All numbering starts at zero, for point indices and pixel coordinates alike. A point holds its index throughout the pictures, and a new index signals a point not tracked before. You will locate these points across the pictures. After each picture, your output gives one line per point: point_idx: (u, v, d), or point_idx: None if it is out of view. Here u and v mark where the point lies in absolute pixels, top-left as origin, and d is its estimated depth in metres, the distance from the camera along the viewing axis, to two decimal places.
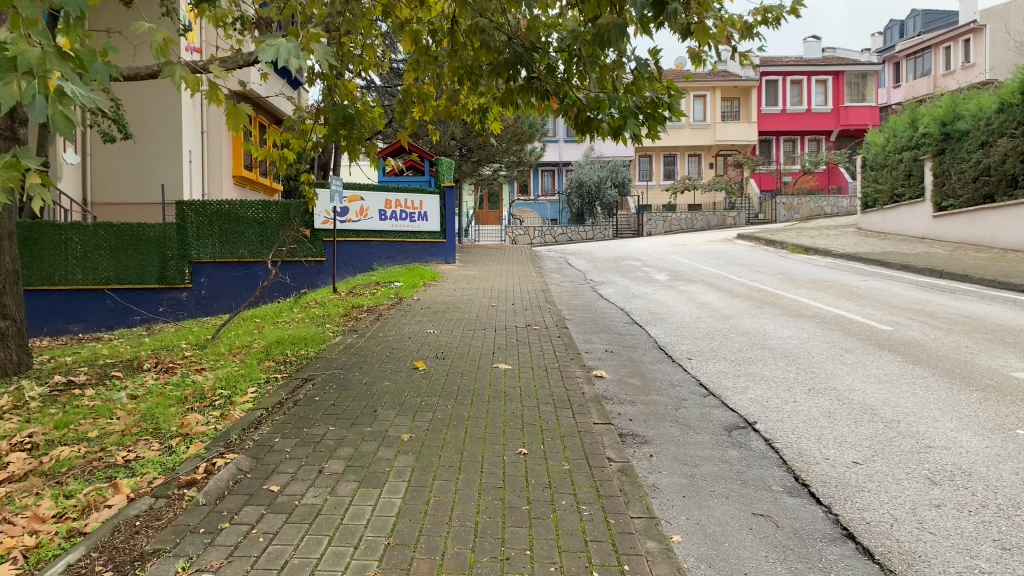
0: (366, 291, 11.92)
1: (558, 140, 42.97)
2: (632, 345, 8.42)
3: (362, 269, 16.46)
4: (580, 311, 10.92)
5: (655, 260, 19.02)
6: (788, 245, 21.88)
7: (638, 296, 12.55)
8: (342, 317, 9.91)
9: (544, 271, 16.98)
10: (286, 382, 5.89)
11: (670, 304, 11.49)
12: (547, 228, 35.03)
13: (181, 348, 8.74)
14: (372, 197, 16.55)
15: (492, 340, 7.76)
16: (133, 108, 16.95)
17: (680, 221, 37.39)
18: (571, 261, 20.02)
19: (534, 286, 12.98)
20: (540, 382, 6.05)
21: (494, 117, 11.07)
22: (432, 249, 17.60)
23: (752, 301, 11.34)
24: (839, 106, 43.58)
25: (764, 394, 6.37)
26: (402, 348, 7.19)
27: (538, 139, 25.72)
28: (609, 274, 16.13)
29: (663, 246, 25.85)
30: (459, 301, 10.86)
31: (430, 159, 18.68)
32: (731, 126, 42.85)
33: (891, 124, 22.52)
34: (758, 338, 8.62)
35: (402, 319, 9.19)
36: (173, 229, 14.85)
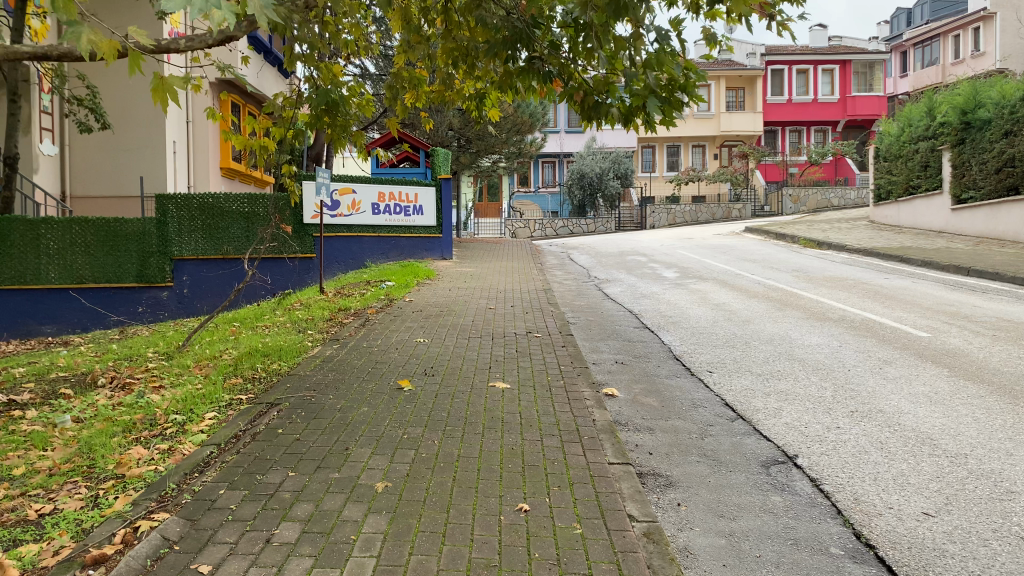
0: (356, 291, 11.12)
1: (559, 131, 42.05)
2: (645, 355, 7.59)
3: (355, 266, 15.66)
4: (585, 314, 10.08)
5: (662, 254, 18.20)
6: (800, 239, 21.02)
7: (648, 296, 11.72)
8: (326, 321, 9.07)
9: (546, 268, 16.13)
10: (248, 409, 5.06)
11: (682, 306, 10.65)
12: (548, 221, 34.22)
13: (146, 358, 7.91)
14: (364, 190, 15.70)
15: (489, 352, 6.91)
16: (114, 97, 16.12)
17: (684, 214, 36.53)
18: (574, 256, 19.18)
19: (536, 286, 12.15)
20: (543, 406, 5.21)
21: (492, 104, 10.25)
22: (429, 244, 16.82)
23: (771, 303, 10.50)
24: (846, 96, 42.62)
25: (801, 419, 5.53)
26: (387, 362, 6.37)
27: (539, 130, 24.84)
28: (614, 271, 15.28)
29: (669, 239, 25.03)
30: (455, 303, 10.03)
31: (426, 150, 17.82)
32: (736, 117, 41.94)
33: (906, 113, 21.61)
34: (785, 347, 7.78)
35: (392, 325, 8.34)
36: (154, 224, 14.01)
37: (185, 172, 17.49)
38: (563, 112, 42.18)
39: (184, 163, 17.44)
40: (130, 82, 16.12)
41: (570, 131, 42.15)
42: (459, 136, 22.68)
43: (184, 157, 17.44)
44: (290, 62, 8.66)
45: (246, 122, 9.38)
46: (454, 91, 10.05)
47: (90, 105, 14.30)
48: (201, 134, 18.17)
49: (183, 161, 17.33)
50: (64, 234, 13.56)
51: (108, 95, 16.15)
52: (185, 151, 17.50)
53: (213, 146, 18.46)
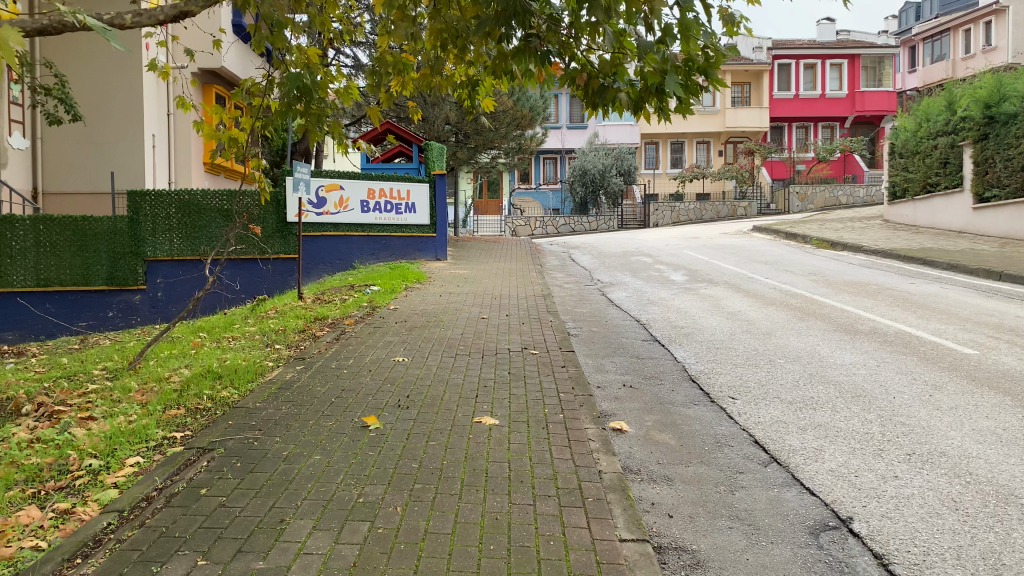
0: (336, 297, 10.20)
1: (560, 127, 41.11)
2: (657, 375, 6.67)
3: (343, 267, 14.79)
4: (588, 323, 9.16)
5: (668, 255, 17.26)
6: (812, 238, 20.08)
7: (655, 303, 10.79)
8: (299, 333, 8.12)
9: (546, 269, 15.21)
10: (174, 457, 4.12)
11: (694, 314, 9.72)
12: (549, 219, 33.35)
13: (90, 377, 6.99)
14: (353, 186, 14.81)
15: (477, 375, 5.94)
16: (88, 85, 15.08)
17: (688, 211, 35.62)
18: (577, 256, 18.26)
19: (534, 291, 11.22)
20: (537, 452, 4.25)
21: (486, 93, 9.32)
22: (421, 244, 15.76)
23: (790, 312, 9.57)
24: (854, 91, 41.61)
25: (848, 466, 4.58)
26: (356, 390, 5.41)
27: (538, 124, 23.89)
28: (619, 273, 14.35)
29: (674, 238, 24.09)
30: (443, 311, 9.10)
31: (419, 144, 16.90)
32: (742, 112, 40.69)
33: (923, 107, 20.60)
34: (814, 367, 6.85)
35: (369, 339, 7.38)
36: (125, 222, 13.05)
37: (165, 165, 16.50)
38: (565, 107, 41.22)
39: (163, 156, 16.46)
40: (105, 70, 15.09)
41: (572, 127, 41.23)
42: (456, 130, 21.83)
43: (163, 149, 16.46)
44: (257, 42, 7.67)
45: (212, 111, 8.42)
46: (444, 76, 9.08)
47: (60, 96, 13.24)
48: (182, 124, 17.15)
49: (162, 153, 16.35)
50: (28, 234, 12.57)
51: (81, 83, 15.10)
52: (164, 143, 16.52)
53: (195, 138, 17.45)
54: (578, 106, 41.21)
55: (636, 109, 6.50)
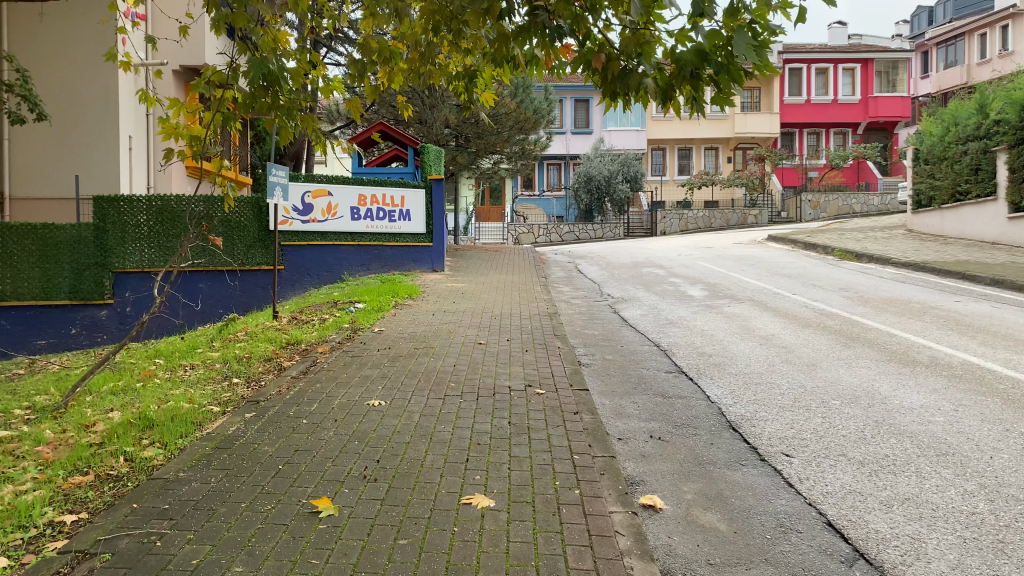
0: (315, 316, 9.06)
1: (565, 132, 40.01)
2: (690, 424, 5.49)
3: (331, 279, 13.64)
4: (601, 349, 7.99)
5: (682, 266, 16.12)
6: (834, 248, 18.91)
7: (675, 323, 9.62)
8: (265, 364, 6.94)
9: (550, 282, 14.07)
10: (37, 568, 2.94)
11: (720, 338, 8.54)
12: (553, 226, 32.23)
13: (4, 421, 5.77)
14: (342, 192, 13.71)
15: (471, 428, 4.74)
16: (56, 81, 13.88)
17: (697, 219, 34.54)
18: (584, 267, 17.10)
19: (540, 309, 10.03)
20: (546, 559, 3.07)
21: (485, 85, 8.17)
22: (416, 253, 14.53)
23: (831, 338, 8.40)
24: (867, 97, 40.49)
25: (967, 570, 3.39)
26: (313, 454, 4.21)
27: (543, 127, 22.78)
28: (631, 287, 13.18)
29: (686, 247, 22.94)
30: (435, 334, 7.94)
31: (415, 146, 15.76)
32: (752, 118, 39.56)
33: (951, 110, 19.43)
34: (879, 412, 5.66)
35: (343, 372, 6.17)
36: (90, 230, 11.97)
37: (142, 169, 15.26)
38: (569, 112, 40.10)
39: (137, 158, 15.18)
40: (75, 65, 13.91)
41: (577, 132, 40.08)
42: (456, 134, 20.74)
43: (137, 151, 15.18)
44: (215, 21, 6.49)
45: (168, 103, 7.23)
46: (437, 68, 7.93)
47: (23, 92, 12.03)
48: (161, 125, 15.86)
49: (137, 156, 15.13)
50: None
51: (49, 79, 13.91)
52: (141, 145, 15.28)
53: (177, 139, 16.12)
54: (583, 111, 40.08)
55: (664, 100, 5.29)
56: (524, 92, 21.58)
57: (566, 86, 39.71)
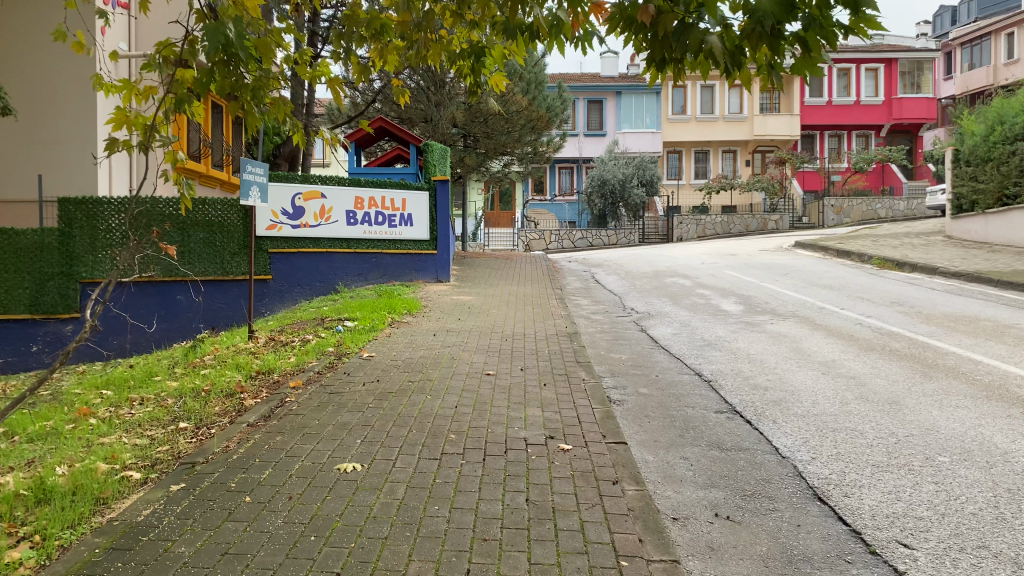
0: (295, 337, 7.78)
1: (577, 134, 38.80)
2: (762, 493, 4.18)
3: (324, 290, 12.40)
4: (632, 379, 6.69)
5: (709, 276, 14.83)
6: (871, 255, 17.60)
7: (714, 345, 8.34)
8: (223, 403, 5.67)
9: (567, 294, 12.80)
10: None
11: (772, 366, 7.23)
12: (565, 232, 31.06)
13: None
14: (337, 194, 12.47)
15: (475, 513, 3.43)
16: (26, 73, 12.63)
17: (714, 225, 33.39)
18: (603, 277, 15.83)
19: (557, 328, 8.76)
20: None
21: (494, 64, 6.92)
22: (419, 262, 13.20)
23: (905, 367, 7.06)
24: (891, 98, 39.09)
25: None
26: (246, 563, 2.91)
27: (556, 127, 21.57)
28: (655, 300, 11.91)
29: (708, 254, 21.66)
30: (435, 361, 6.65)
31: (418, 145, 14.51)
32: (771, 120, 38.27)
33: (996, 108, 18.07)
34: (1009, 476, 4.32)
35: (314, 418, 4.86)
36: (54, 236, 10.84)
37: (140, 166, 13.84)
38: (582, 113, 38.93)
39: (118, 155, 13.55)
40: (47, 57, 12.63)
41: (590, 134, 38.87)
42: (465, 134, 19.57)
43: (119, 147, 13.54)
44: None
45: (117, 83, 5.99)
46: (436, 40, 6.66)
47: None
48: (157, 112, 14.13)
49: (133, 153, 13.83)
50: None
51: (19, 71, 12.66)
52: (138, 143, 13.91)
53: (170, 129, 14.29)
54: (596, 113, 38.93)
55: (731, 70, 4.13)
56: (537, 88, 20.33)
57: (579, 86, 38.56)
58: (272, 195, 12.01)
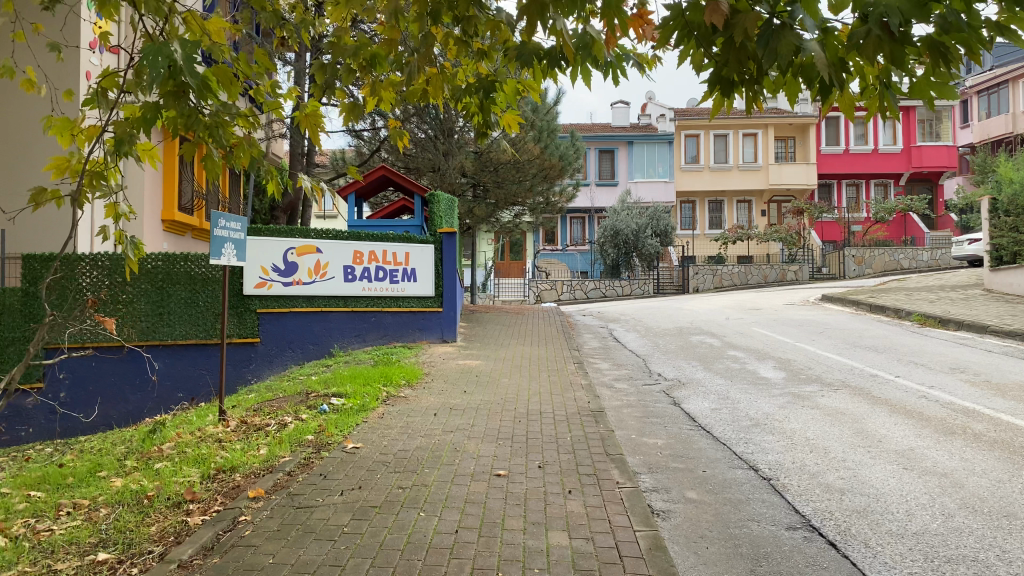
0: (271, 420, 6.60)
1: (589, 184, 38.01)
2: None
3: (318, 353, 11.24)
4: (675, 478, 5.50)
5: (738, 335, 13.69)
6: (909, 311, 16.40)
7: (763, 425, 7.15)
8: (162, 519, 4.47)
9: (584, 356, 11.65)
10: None
11: (839, 456, 6.03)
12: (577, 282, 30.04)
13: None
14: (334, 248, 11.44)
15: None
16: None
17: (731, 275, 32.36)
18: (622, 335, 14.70)
19: (581, 402, 7.55)
20: None
21: (506, 100, 5.90)
22: (423, 320, 12.07)
23: (1001, 458, 5.86)
24: (910, 146, 38.20)
25: None
26: None
27: (569, 176, 20.66)
28: (683, 364, 10.76)
29: (731, 309, 20.51)
30: (435, 456, 5.48)
31: (422, 195, 13.51)
32: (787, 168, 37.39)
33: None
34: None
35: (269, 554, 3.68)
36: (17, 297, 10.02)
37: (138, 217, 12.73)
38: (593, 163, 38.21)
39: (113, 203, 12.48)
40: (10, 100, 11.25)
41: (601, 184, 38.08)
42: (473, 183, 18.66)
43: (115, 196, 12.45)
44: None
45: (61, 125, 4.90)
46: (437, 72, 5.60)
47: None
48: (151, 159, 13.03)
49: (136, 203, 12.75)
50: None
51: None
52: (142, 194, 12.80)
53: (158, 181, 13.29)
54: (607, 162, 38.22)
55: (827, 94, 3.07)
56: (549, 135, 19.40)
57: (590, 135, 37.89)
58: (262, 250, 10.92)
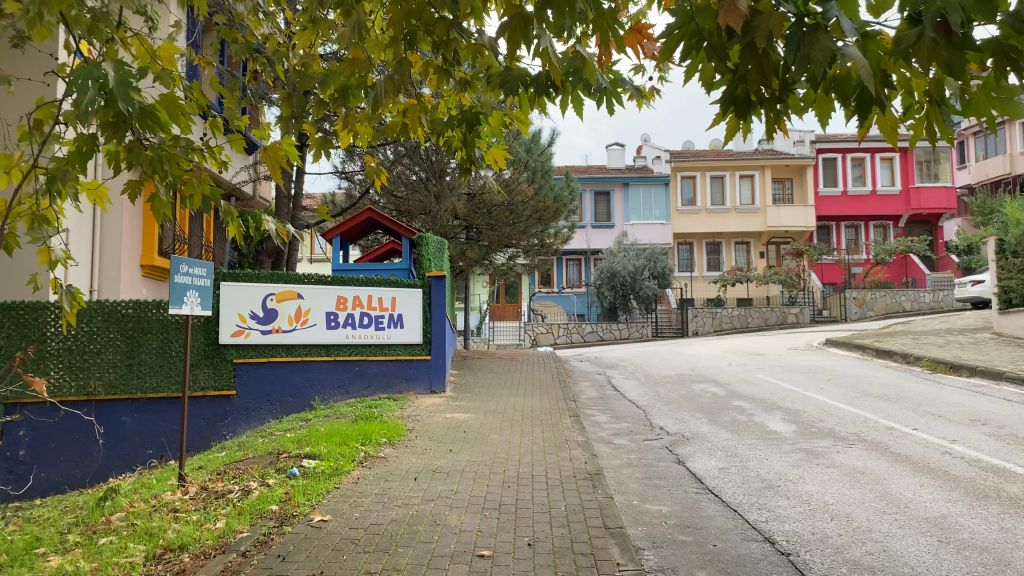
0: (233, 486, 5.99)
1: (585, 227, 37.68)
2: None
3: (297, 406, 10.61)
4: (683, 555, 4.87)
5: (741, 383, 13.10)
6: (917, 355, 15.83)
7: (776, 487, 6.55)
8: None
9: (581, 406, 11.05)
10: None
11: (863, 526, 5.42)
12: (574, 325, 29.50)
13: None
14: (315, 294, 10.94)
15: None
16: None
17: (731, 318, 31.84)
18: (621, 383, 14.10)
19: (574, 462, 6.96)
20: None
21: (489, 134, 5.45)
22: (410, 369, 11.58)
23: None
24: (908, 187, 37.98)
25: None
26: None
27: (564, 217, 20.23)
28: (686, 415, 10.16)
29: (732, 353, 19.93)
30: (412, 532, 4.86)
31: (411, 238, 13.06)
32: (785, 210, 37.10)
33: None
34: None
35: None
36: None
37: (116, 264, 12.28)
38: (590, 205, 37.93)
39: (91, 252, 12.01)
40: None
41: (598, 226, 37.74)
42: (467, 226, 18.22)
43: (94, 245, 11.98)
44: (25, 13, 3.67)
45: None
46: (414, 102, 5.12)
47: None
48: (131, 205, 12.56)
49: (115, 251, 12.31)
50: None
51: None
52: (121, 241, 12.34)
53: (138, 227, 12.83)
54: (604, 205, 37.96)
55: (864, 110, 2.59)
56: (544, 177, 19.03)
57: (586, 177, 37.68)
58: (240, 296, 10.39)
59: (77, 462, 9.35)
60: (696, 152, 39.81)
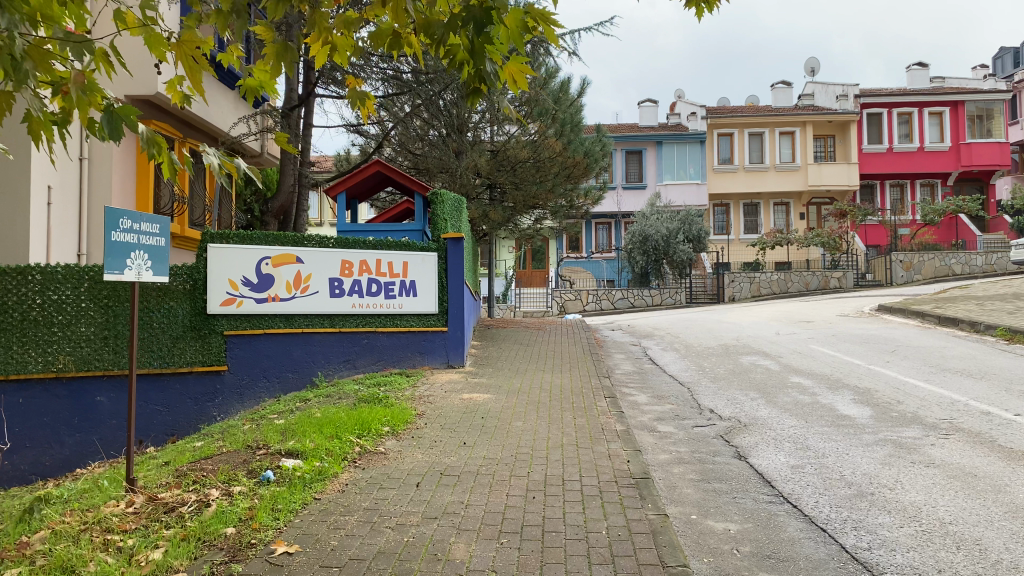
0: (188, 496, 4.78)
1: (615, 187, 36.02)
2: None
3: (297, 384, 9.43)
4: None
5: (795, 356, 11.69)
6: (986, 324, 14.28)
7: (869, 496, 5.20)
8: None
9: (617, 385, 9.74)
10: None
11: (1004, 561, 4.05)
12: (604, 291, 28.18)
13: None
14: (317, 257, 9.66)
15: None
16: None
17: (770, 283, 30.35)
18: (659, 355, 12.76)
19: (616, 460, 5.65)
20: None
21: (504, 42, 4.09)
22: (425, 342, 10.30)
23: None
24: (959, 143, 35.82)
25: None
26: None
27: (594, 175, 18.78)
28: (740, 396, 8.80)
29: (776, 320, 18.46)
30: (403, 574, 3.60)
31: (424, 195, 11.74)
32: (827, 168, 35.15)
33: None
34: None
35: None
36: None
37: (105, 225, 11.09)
38: (620, 165, 36.25)
39: (77, 209, 10.85)
40: None
41: (629, 187, 36.06)
42: (489, 184, 16.85)
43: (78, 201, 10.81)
44: None
45: None
46: None
47: None
48: (121, 158, 11.31)
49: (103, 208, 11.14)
50: None
51: None
52: (110, 199, 11.15)
53: (130, 182, 11.46)
54: (635, 164, 36.27)
55: None
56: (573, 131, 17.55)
57: (617, 135, 35.92)
58: (231, 260, 9.14)
59: (45, 448, 8.35)
60: (733, 108, 37.81)
